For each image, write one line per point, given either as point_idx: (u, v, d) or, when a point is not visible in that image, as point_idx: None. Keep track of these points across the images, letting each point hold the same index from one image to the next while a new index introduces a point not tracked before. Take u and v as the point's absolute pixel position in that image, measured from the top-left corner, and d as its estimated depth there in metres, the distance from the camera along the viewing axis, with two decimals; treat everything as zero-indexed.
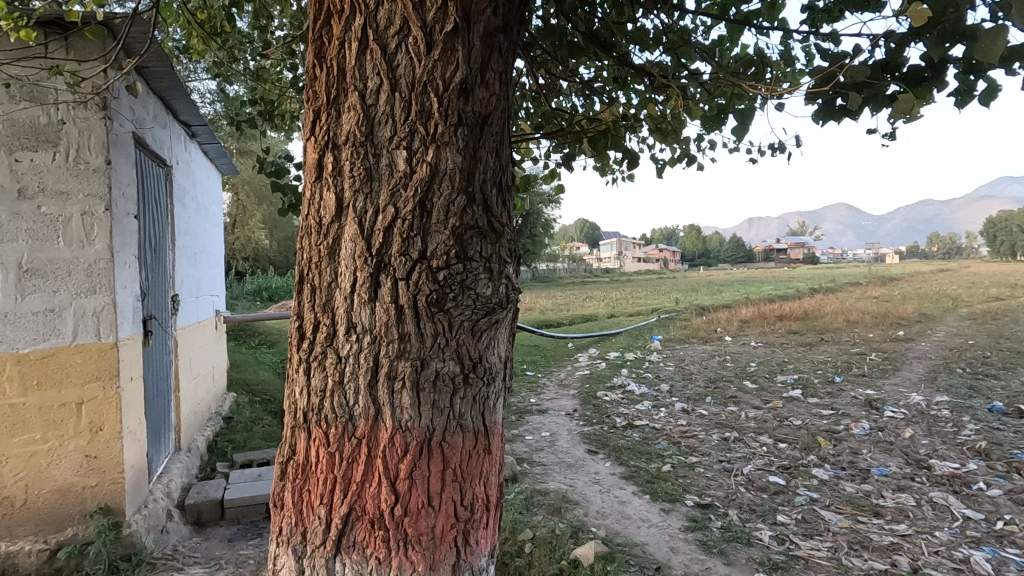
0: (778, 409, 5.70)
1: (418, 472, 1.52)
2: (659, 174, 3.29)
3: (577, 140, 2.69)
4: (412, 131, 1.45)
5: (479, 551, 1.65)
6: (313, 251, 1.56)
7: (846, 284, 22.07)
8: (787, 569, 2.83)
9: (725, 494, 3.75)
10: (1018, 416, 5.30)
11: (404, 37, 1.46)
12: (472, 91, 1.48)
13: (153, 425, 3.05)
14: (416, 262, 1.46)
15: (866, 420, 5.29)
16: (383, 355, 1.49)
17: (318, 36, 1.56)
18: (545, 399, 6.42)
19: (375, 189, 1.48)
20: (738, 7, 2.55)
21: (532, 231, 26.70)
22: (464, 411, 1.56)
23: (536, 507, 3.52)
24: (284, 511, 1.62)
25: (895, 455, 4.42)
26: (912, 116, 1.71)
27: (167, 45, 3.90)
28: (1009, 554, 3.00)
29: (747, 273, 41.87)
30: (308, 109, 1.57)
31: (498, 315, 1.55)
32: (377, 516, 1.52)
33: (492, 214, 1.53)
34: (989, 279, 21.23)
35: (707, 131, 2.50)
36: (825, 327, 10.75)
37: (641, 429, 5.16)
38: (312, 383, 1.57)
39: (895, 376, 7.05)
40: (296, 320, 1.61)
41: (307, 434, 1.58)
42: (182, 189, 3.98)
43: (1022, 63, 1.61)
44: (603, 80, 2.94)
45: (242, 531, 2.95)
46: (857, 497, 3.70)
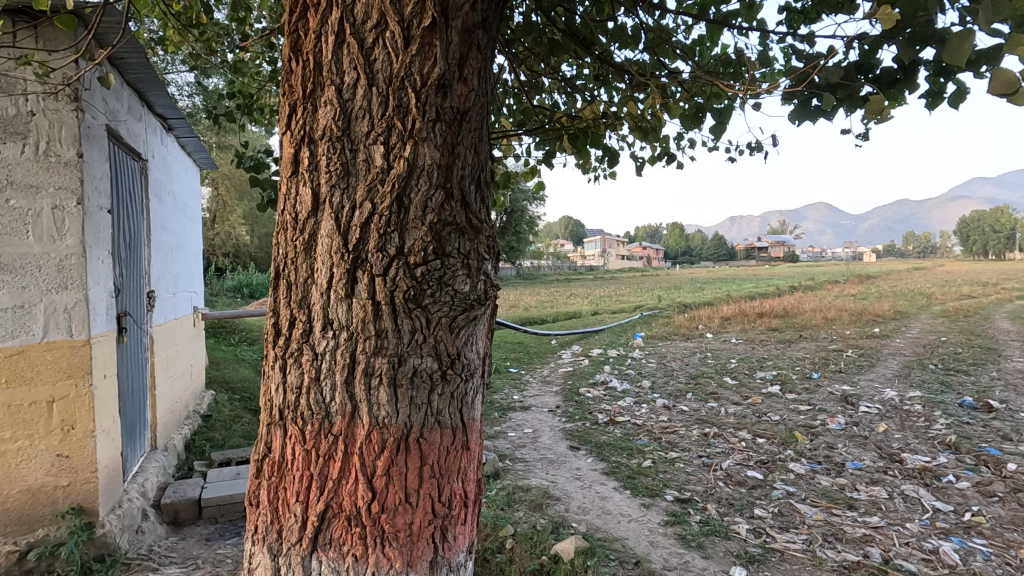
0: (756, 405, 5.80)
1: (395, 469, 1.52)
2: (639, 171, 3.30)
3: (557, 136, 2.69)
4: (390, 127, 1.44)
5: (457, 547, 1.65)
6: (289, 247, 1.55)
7: (827, 283, 22.31)
8: (763, 562, 2.88)
9: (704, 489, 3.80)
10: (986, 411, 5.46)
11: (382, 32, 1.45)
12: (450, 87, 1.48)
13: (127, 424, 3.00)
14: (393, 258, 1.45)
15: (841, 415, 5.41)
16: (360, 352, 1.48)
17: (295, 29, 1.55)
18: (529, 395, 6.46)
19: (352, 184, 1.47)
20: (717, 6, 2.57)
21: (516, 229, 26.81)
22: (442, 407, 1.56)
23: (517, 503, 3.53)
24: (259, 509, 1.61)
25: (869, 449, 4.52)
26: (883, 117, 1.76)
27: (141, 35, 3.82)
28: (976, 544, 3.09)
29: (728, 270, 42.39)
30: (284, 103, 1.55)
31: (476, 312, 1.55)
32: (354, 512, 1.51)
33: (471, 211, 1.53)
34: (961, 278, 21.57)
35: (686, 130, 2.51)
36: (803, 324, 10.96)
37: (622, 425, 5.21)
38: (287, 380, 1.56)
39: (870, 372, 7.21)
40: (272, 316, 1.59)
41: (283, 432, 1.57)
42: (158, 183, 3.90)
43: (988, 66, 1.66)
44: (585, 79, 2.95)
45: (220, 531, 2.92)
46: (833, 491, 3.78)
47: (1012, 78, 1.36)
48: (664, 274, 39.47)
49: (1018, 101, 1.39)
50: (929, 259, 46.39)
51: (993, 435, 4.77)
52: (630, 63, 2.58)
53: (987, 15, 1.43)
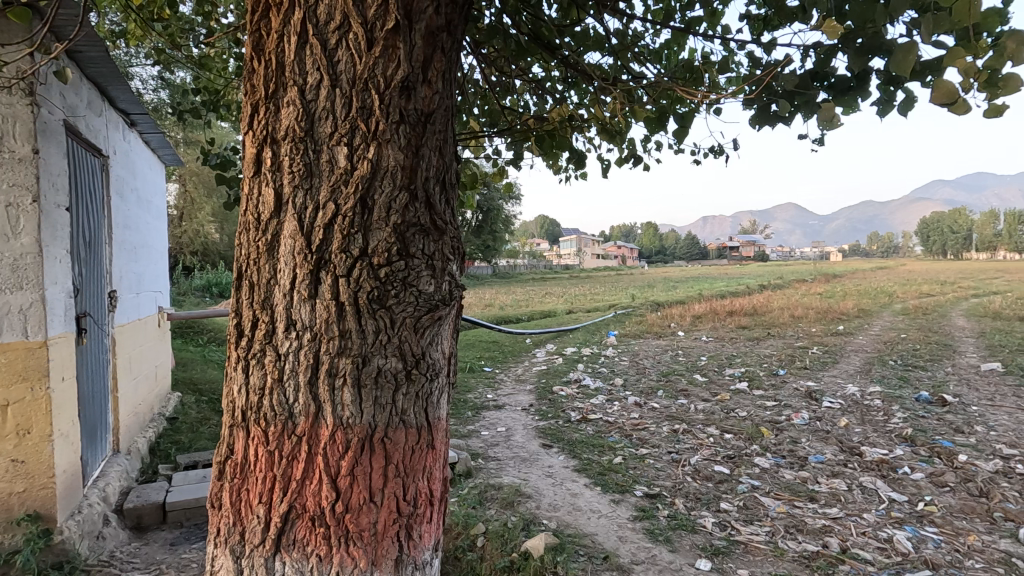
0: (724, 401, 5.93)
1: (359, 469, 1.52)
2: (605, 173, 3.34)
3: (524, 138, 2.72)
4: (353, 128, 1.45)
5: (422, 545, 1.66)
6: (251, 247, 1.54)
7: (796, 283, 22.61)
8: (727, 553, 2.96)
9: (672, 484, 3.88)
10: (941, 405, 5.69)
11: (345, 34, 1.45)
12: (414, 89, 1.49)
13: (88, 427, 2.93)
14: (357, 258, 1.45)
15: (805, 410, 5.57)
16: (323, 352, 1.49)
17: (257, 28, 1.54)
18: (502, 395, 6.47)
19: (315, 185, 1.47)
20: (682, 12, 2.62)
21: (490, 228, 26.88)
22: (407, 407, 1.57)
23: (488, 502, 3.55)
24: (221, 512, 1.60)
25: (831, 443, 4.68)
26: (833, 122, 1.83)
27: (102, 29, 3.73)
28: (928, 532, 3.23)
29: (700, 268, 43.06)
30: (246, 102, 1.55)
31: (441, 312, 1.57)
32: (318, 513, 1.51)
33: (435, 212, 1.55)
34: (919, 278, 22.18)
35: (651, 132, 2.56)
36: (772, 323, 11.21)
37: (594, 423, 5.28)
38: (249, 381, 1.55)
39: (834, 368, 7.44)
40: (234, 317, 1.58)
41: (245, 433, 1.56)
42: (120, 180, 3.80)
43: (933, 76, 1.75)
44: (554, 81, 2.99)
45: (185, 535, 2.87)
46: (795, 484, 3.90)
47: (951, 89, 1.43)
48: (637, 274, 39.87)
49: (958, 110, 1.46)
50: (892, 259, 47.70)
51: (946, 428, 4.99)
52: (595, 67, 2.62)
53: (929, 27, 1.51)
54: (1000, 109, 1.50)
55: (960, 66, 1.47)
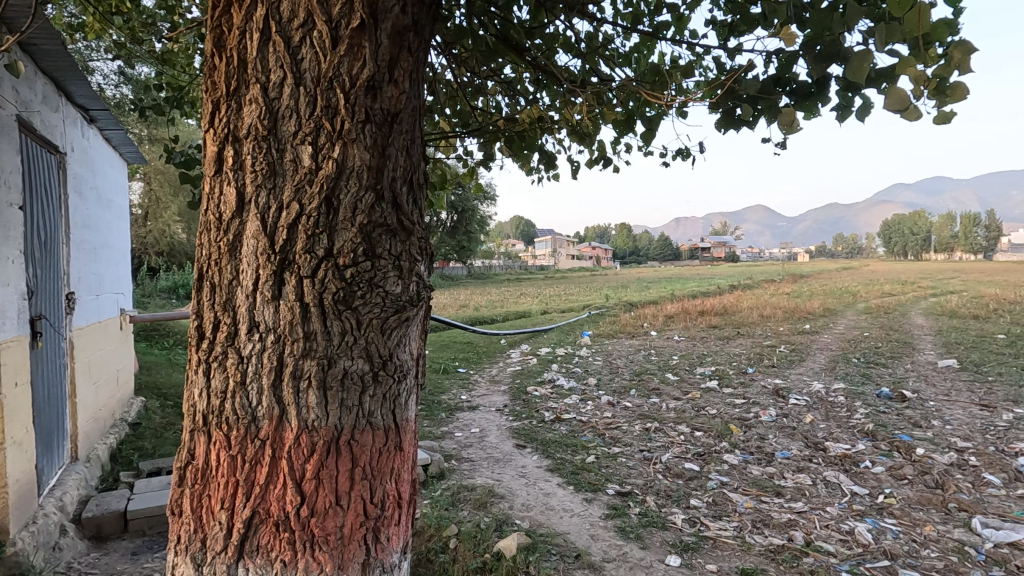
0: (695, 399, 6.04)
1: (325, 472, 1.50)
2: (575, 175, 3.37)
3: (494, 139, 2.72)
4: (318, 127, 1.43)
5: (391, 548, 1.65)
6: (212, 247, 1.51)
7: (766, 283, 23.16)
8: (696, 549, 3.01)
9: (644, 482, 3.93)
10: (900, 400, 5.90)
11: (309, 31, 1.43)
12: (380, 88, 1.48)
13: (43, 434, 2.82)
14: (322, 259, 1.44)
15: (773, 407, 5.71)
16: (287, 354, 1.47)
17: (218, 24, 1.51)
18: (477, 395, 6.47)
19: (279, 184, 1.45)
20: (650, 17, 2.66)
21: (465, 229, 26.88)
22: (374, 409, 1.56)
23: (461, 503, 3.54)
24: (182, 519, 1.56)
25: (797, 439, 4.80)
26: (793, 127, 1.88)
27: (59, 22, 3.60)
28: (887, 524, 3.34)
29: (673, 269, 43.72)
30: (207, 99, 1.52)
31: (408, 312, 1.56)
32: (282, 518, 1.49)
33: (403, 212, 1.53)
34: (880, 278, 22.92)
35: (619, 135, 2.59)
36: (742, 322, 11.45)
37: (568, 423, 5.31)
38: (210, 385, 1.52)
39: (800, 366, 7.64)
40: (195, 319, 1.55)
41: (206, 437, 1.53)
42: (79, 178, 3.67)
43: (887, 84, 1.81)
44: (525, 82, 3.00)
45: (148, 544, 2.79)
46: (762, 479, 3.99)
47: (904, 96, 1.48)
48: (611, 274, 40.27)
49: (910, 116, 1.52)
50: (857, 259, 49.19)
51: (905, 422, 5.17)
52: (563, 70, 2.64)
53: (883, 36, 1.56)
54: (949, 116, 1.57)
55: (911, 74, 1.53)
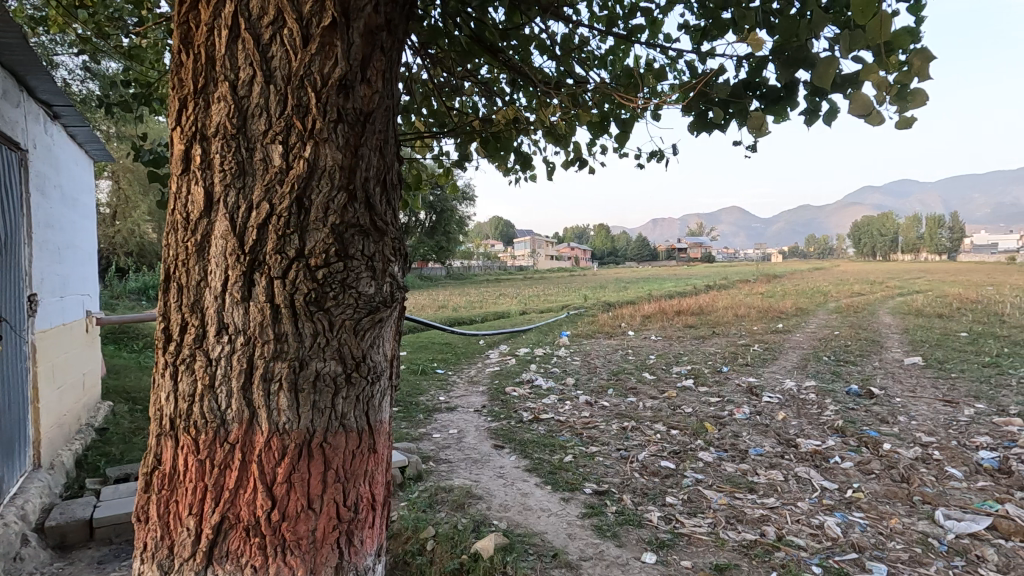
0: (671, 398, 6.11)
1: (297, 475, 1.48)
2: (551, 176, 3.39)
3: (470, 139, 2.72)
4: (289, 126, 1.41)
5: (364, 551, 1.64)
6: (179, 248, 1.48)
7: (740, 283, 23.64)
8: (671, 546, 3.05)
9: (621, 481, 3.97)
10: (868, 397, 6.06)
11: (279, 29, 1.41)
12: (352, 88, 1.46)
13: (3, 441, 2.73)
14: (293, 260, 1.42)
15: (747, 405, 5.82)
16: (258, 356, 1.44)
17: (185, 20, 1.48)
18: (455, 396, 6.45)
19: (248, 184, 1.42)
20: (625, 20, 2.69)
21: (444, 229, 26.82)
22: (347, 411, 1.55)
23: (439, 504, 3.53)
24: (148, 526, 1.53)
25: (769, 436, 4.90)
26: (763, 131, 1.93)
27: (20, 14, 3.48)
28: (855, 517, 3.43)
29: (651, 269, 44.20)
30: (173, 97, 1.48)
31: (382, 313, 1.55)
32: (253, 523, 1.47)
33: (376, 213, 1.52)
34: (849, 278, 23.50)
35: (594, 137, 2.61)
36: (717, 321, 11.64)
37: (546, 423, 5.33)
38: (178, 388, 1.49)
39: (773, 364, 7.80)
40: (161, 321, 1.51)
41: (174, 442, 1.50)
42: (42, 176, 3.56)
43: (853, 89, 1.86)
44: (501, 83, 3.01)
45: (115, 552, 2.72)
46: (736, 476, 4.06)
47: (867, 102, 1.53)
48: (589, 275, 40.53)
49: (873, 121, 1.57)
50: (828, 260, 50.40)
51: (873, 418, 5.32)
52: (539, 71, 2.65)
53: (848, 43, 1.60)
54: (909, 121, 1.62)
55: (874, 81, 1.57)
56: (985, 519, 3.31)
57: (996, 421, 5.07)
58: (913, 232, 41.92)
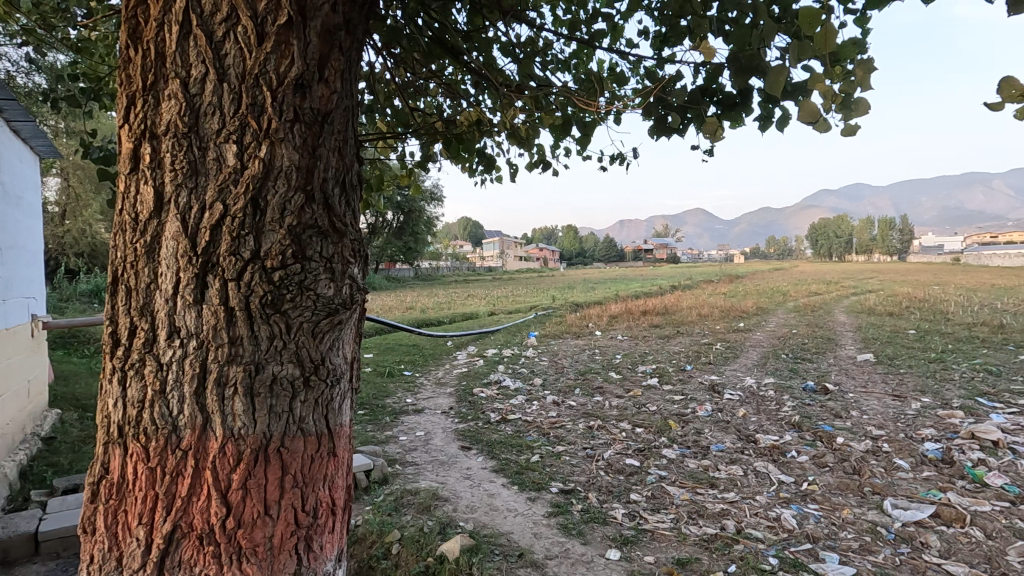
0: (636, 397, 6.22)
1: (253, 481, 1.45)
2: (514, 178, 3.42)
3: (433, 140, 2.72)
4: (243, 126, 1.38)
5: (324, 556, 1.62)
6: (128, 249, 1.44)
7: (704, 283, 24.29)
8: (635, 542, 3.11)
9: (586, 479, 4.02)
10: (823, 393, 6.30)
11: (232, 26, 1.38)
12: (309, 88, 1.44)
13: None
14: (247, 262, 1.39)
15: (709, 402, 5.97)
16: (211, 360, 1.41)
17: (133, 15, 1.44)
18: (422, 398, 6.41)
19: (201, 184, 1.39)
20: (587, 25, 2.73)
21: (412, 230, 26.66)
22: (306, 414, 1.53)
23: (405, 507, 3.50)
24: (96, 537, 1.48)
25: (730, 432, 5.03)
26: (718, 135, 1.98)
27: None
28: (810, 509, 3.56)
29: (618, 270, 44.81)
30: (121, 94, 1.44)
31: (341, 316, 1.54)
32: (206, 531, 1.43)
33: (334, 214, 1.50)
34: (806, 279, 24.34)
35: (556, 140, 2.64)
36: (682, 321, 11.90)
37: (513, 423, 5.35)
38: (127, 394, 1.44)
39: (734, 362, 8.03)
40: (109, 325, 1.47)
41: (122, 450, 1.45)
42: None
43: (803, 97, 1.93)
44: (465, 85, 3.01)
45: (62, 567, 2.60)
46: (697, 472, 4.16)
47: (814, 110, 1.59)
48: (558, 276, 40.83)
49: (820, 129, 1.63)
50: (787, 261, 52.10)
51: (827, 413, 5.53)
52: (502, 73, 2.66)
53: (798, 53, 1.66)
54: (853, 129, 1.69)
55: (821, 89, 1.63)
56: (929, 507, 3.48)
57: (940, 413, 5.34)
58: (866, 233, 43.70)
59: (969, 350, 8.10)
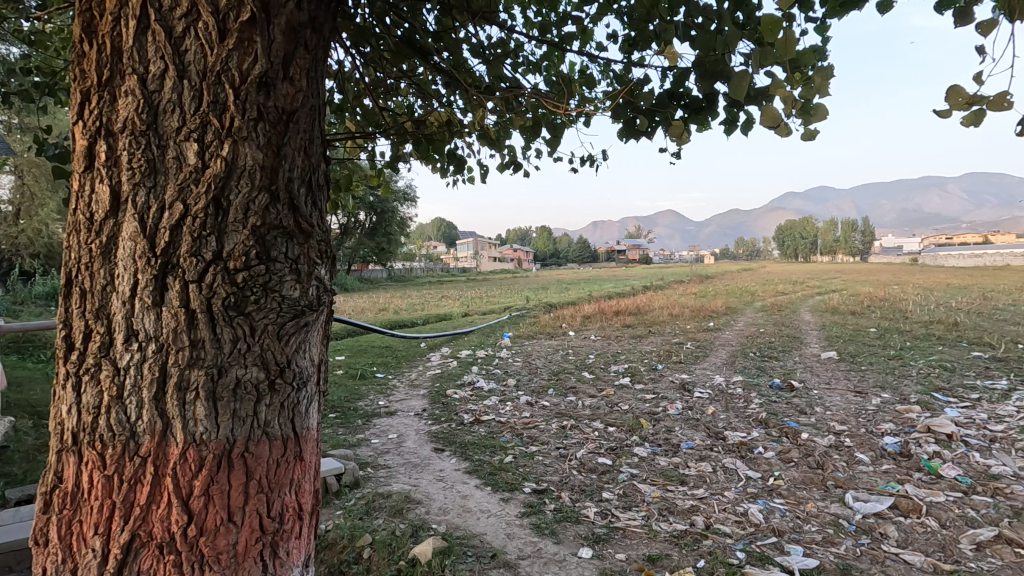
0: (609, 396, 6.29)
1: (215, 487, 1.42)
2: (485, 180, 3.42)
3: (403, 140, 2.70)
4: (204, 124, 1.35)
5: (290, 562, 1.59)
6: (83, 250, 1.39)
7: (675, 283, 24.73)
8: (607, 540, 3.14)
9: (559, 478, 4.04)
10: (789, 390, 6.47)
11: (193, 22, 1.35)
12: (274, 86, 1.42)
13: None
14: (209, 263, 1.36)
15: (679, 401, 6.07)
16: (171, 364, 1.37)
17: (87, 8, 1.39)
18: (394, 400, 6.34)
19: (160, 183, 1.36)
20: (558, 27, 2.75)
21: (385, 231, 26.42)
22: (271, 418, 1.50)
23: (377, 511, 3.46)
24: (49, 549, 1.43)
25: (700, 430, 5.12)
26: (683, 139, 2.01)
27: None
28: (776, 504, 3.65)
29: (591, 271, 45.18)
30: (75, 90, 1.39)
31: (307, 318, 1.52)
32: (167, 539, 1.39)
33: (300, 214, 1.48)
34: (772, 279, 24.97)
35: (526, 141, 2.66)
36: (653, 321, 12.07)
37: (487, 424, 5.34)
38: (82, 400, 1.40)
39: (704, 361, 8.18)
40: (63, 329, 1.42)
41: (77, 458, 1.40)
42: None
43: (765, 102, 1.98)
44: (435, 84, 3.00)
45: None
46: (668, 469, 4.23)
47: (776, 115, 1.62)
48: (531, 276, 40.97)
49: (782, 133, 1.67)
50: (755, 261, 53.34)
51: (793, 410, 5.68)
52: (472, 74, 2.66)
53: (760, 59, 1.69)
54: (813, 134, 1.75)
55: (782, 95, 1.67)
56: (888, 499, 3.61)
57: (899, 408, 5.54)
58: (830, 234, 45.04)
59: (925, 347, 8.42)
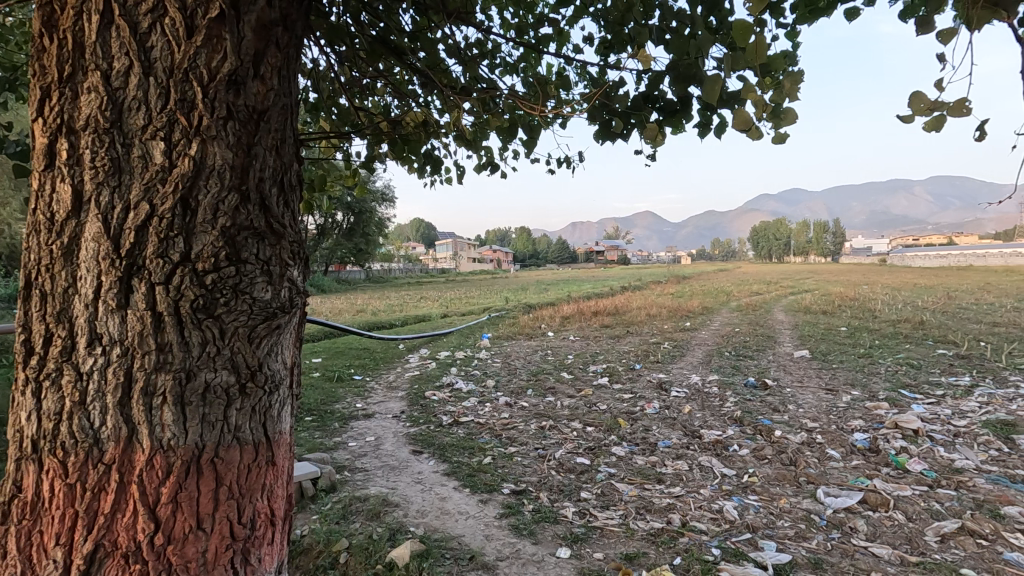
0: (587, 396, 6.33)
1: (184, 494, 1.39)
2: (462, 180, 3.41)
3: (378, 139, 2.67)
4: (171, 122, 1.32)
5: (262, 569, 1.57)
6: (43, 251, 1.35)
7: (652, 283, 25.02)
8: (585, 539, 3.15)
9: (538, 479, 4.05)
10: (763, 388, 6.59)
11: (159, 17, 1.32)
12: (244, 84, 1.39)
13: None
14: (177, 265, 1.32)
15: (656, 400, 6.13)
16: (137, 368, 1.34)
17: (48, 2, 1.35)
18: (372, 402, 6.28)
19: (125, 183, 1.32)
20: (535, 29, 2.76)
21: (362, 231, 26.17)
22: (242, 422, 1.47)
23: (353, 515, 3.42)
24: (7, 562, 1.38)
25: (676, 429, 5.19)
26: (657, 141, 2.03)
27: None
28: (750, 500, 3.72)
29: (570, 272, 45.42)
30: (35, 85, 1.35)
31: (279, 320, 1.50)
32: (133, 548, 1.36)
33: (271, 215, 1.46)
34: (747, 279, 25.44)
35: (503, 142, 2.66)
36: (631, 321, 12.18)
37: (465, 426, 5.33)
38: (42, 407, 1.35)
39: (681, 360, 8.29)
40: (22, 332, 1.37)
41: (37, 466, 1.36)
42: None
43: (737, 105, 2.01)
44: (411, 84, 2.98)
45: None
46: (645, 468, 4.27)
47: (747, 119, 1.65)
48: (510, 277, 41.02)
49: (753, 136, 1.70)
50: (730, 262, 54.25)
51: (766, 408, 5.79)
52: (449, 74, 2.65)
53: (732, 62, 1.72)
54: (783, 137, 1.78)
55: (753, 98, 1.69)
56: (858, 494, 3.70)
57: (868, 405, 5.68)
58: (803, 235, 46.05)
59: (893, 345, 8.66)
